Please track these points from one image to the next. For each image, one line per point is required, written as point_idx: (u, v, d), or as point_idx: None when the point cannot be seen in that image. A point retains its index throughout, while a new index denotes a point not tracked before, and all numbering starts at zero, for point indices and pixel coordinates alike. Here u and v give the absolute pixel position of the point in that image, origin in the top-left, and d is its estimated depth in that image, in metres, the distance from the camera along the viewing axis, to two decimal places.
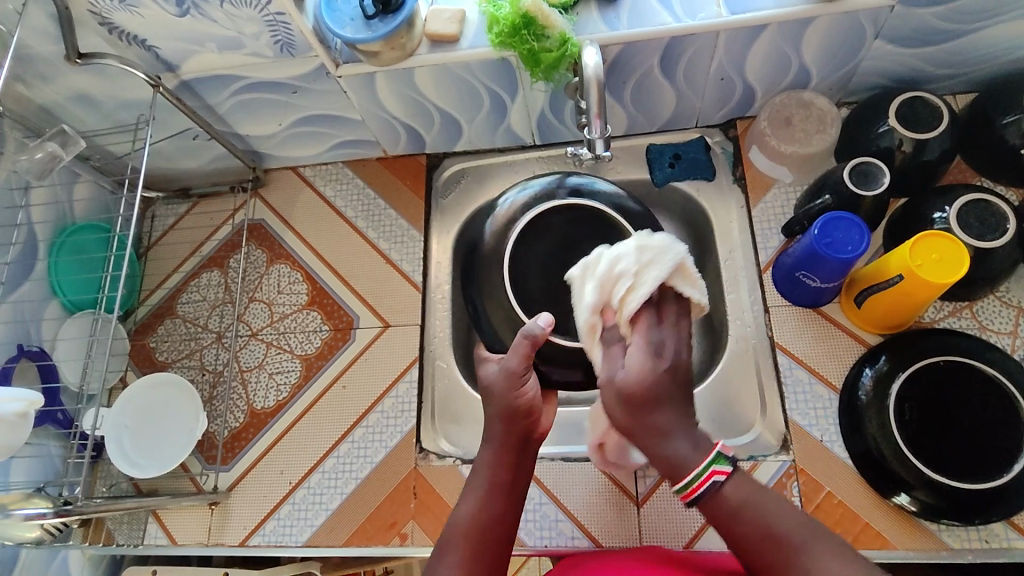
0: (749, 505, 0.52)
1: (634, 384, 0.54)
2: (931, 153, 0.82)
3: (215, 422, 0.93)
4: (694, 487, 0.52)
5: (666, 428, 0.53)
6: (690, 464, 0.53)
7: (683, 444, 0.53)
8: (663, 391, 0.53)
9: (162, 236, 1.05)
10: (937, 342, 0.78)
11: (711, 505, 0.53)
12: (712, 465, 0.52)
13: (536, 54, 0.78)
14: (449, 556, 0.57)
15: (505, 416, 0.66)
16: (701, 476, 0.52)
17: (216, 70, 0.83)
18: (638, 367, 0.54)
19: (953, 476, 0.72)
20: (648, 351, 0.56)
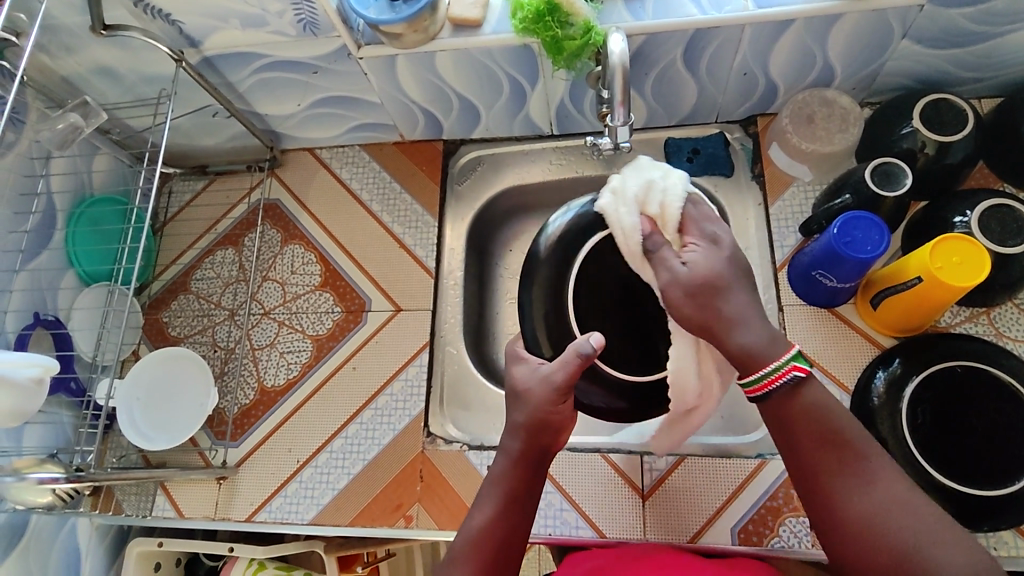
0: (825, 409, 0.56)
1: (704, 271, 0.59)
2: (955, 156, 0.81)
3: (225, 398, 0.94)
4: (766, 382, 0.55)
5: (738, 322, 0.57)
6: (767, 357, 0.56)
7: (757, 335, 0.57)
8: (730, 278, 0.59)
9: (178, 212, 1.06)
10: (952, 347, 0.78)
11: (788, 400, 0.56)
12: (792, 361, 0.56)
13: (559, 41, 0.78)
14: (459, 567, 0.59)
15: (531, 428, 0.64)
16: (781, 370, 0.55)
17: (239, 47, 0.83)
18: (704, 260, 0.59)
19: (963, 482, 0.72)
20: (710, 248, 0.60)
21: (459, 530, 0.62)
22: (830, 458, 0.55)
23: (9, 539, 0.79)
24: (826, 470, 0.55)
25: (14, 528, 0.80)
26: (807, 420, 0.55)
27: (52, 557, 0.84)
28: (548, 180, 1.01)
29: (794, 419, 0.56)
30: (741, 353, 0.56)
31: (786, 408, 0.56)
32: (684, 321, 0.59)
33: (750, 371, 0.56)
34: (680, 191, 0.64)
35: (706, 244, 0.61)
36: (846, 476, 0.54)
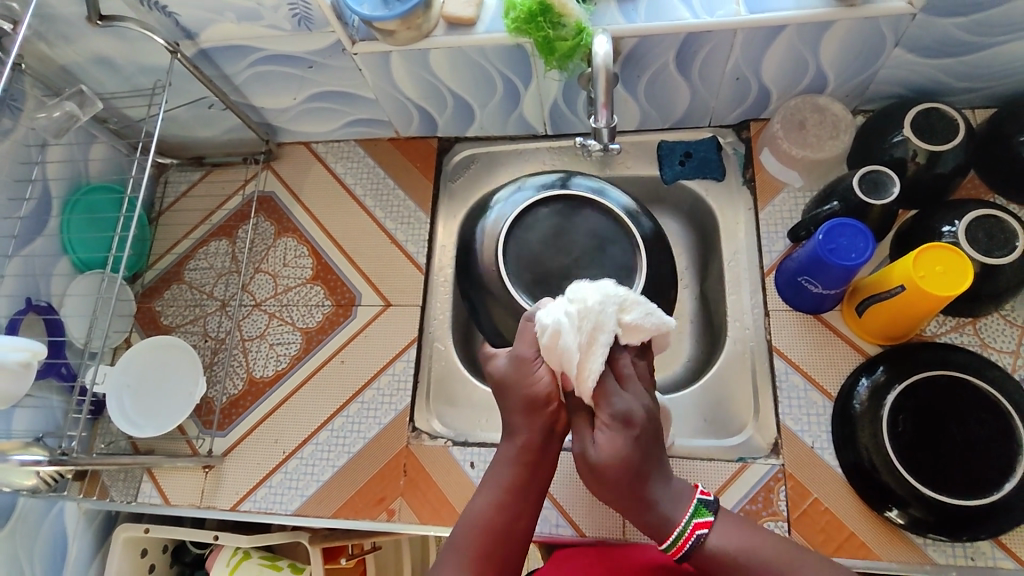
0: (734, 553, 0.58)
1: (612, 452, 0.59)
2: (945, 166, 0.81)
3: (213, 387, 0.95)
4: (681, 543, 0.60)
5: (647, 496, 0.60)
6: (674, 518, 0.60)
7: (663, 504, 0.60)
8: (640, 455, 0.60)
9: (174, 202, 1.07)
10: (936, 356, 0.78)
11: (699, 554, 0.60)
12: (694, 518, 0.60)
13: (551, 42, 0.78)
14: (458, 555, 0.61)
15: (522, 410, 0.66)
16: (686, 531, 0.60)
17: (234, 40, 0.84)
18: (610, 441, 0.59)
19: (942, 491, 0.72)
20: (618, 427, 0.60)
21: (461, 518, 0.65)
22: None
23: None
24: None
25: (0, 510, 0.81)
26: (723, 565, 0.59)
27: (38, 540, 0.85)
28: None
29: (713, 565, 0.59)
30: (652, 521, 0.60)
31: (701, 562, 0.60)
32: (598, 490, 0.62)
33: (665, 534, 0.60)
34: (598, 362, 0.62)
35: (610, 428, 0.60)
36: None
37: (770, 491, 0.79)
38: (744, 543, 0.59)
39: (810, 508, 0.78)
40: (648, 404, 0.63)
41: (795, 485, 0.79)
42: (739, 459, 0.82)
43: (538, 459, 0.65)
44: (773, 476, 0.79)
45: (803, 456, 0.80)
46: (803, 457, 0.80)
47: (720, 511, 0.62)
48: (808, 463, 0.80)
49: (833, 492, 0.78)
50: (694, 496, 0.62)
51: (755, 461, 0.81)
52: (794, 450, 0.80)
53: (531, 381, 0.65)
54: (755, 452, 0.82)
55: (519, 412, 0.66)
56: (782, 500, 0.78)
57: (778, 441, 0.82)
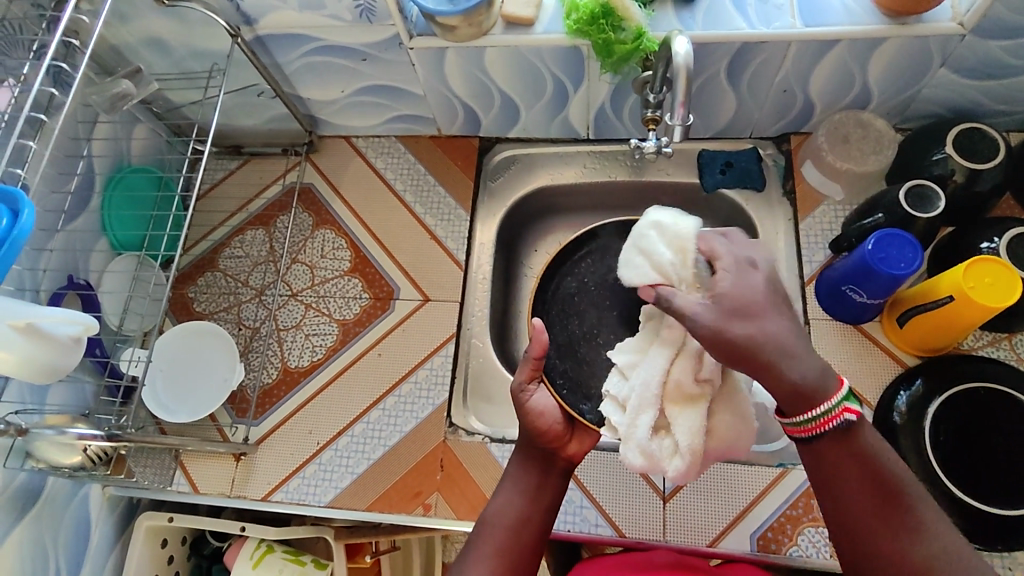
0: (874, 456, 0.56)
1: (734, 294, 0.57)
2: (983, 184, 0.82)
3: (248, 376, 0.94)
4: (827, 419, 0.55)
5: (794, 359, 0.55)
6: (823, 396, 0.55)
7: (808, 368, 0.56)
8: (763, 301, 0.57)
9: (211, 188, 1.07)
10: (976, 368, 0.80)
11: (835, 445, 0.56)
12: (842, 402, 0.55)
13: (610, 44, 0.80)
14: (480, 556, 0.62)
15: (537, 466, 0.68)
16: (830, 413, 0.55)
17: (293, 28, 0.85)
18: (733, 284, 0.58)
19: (983, 500, 0.73)
20: (742, 269, 0.59)
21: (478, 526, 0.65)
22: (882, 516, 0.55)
23: (22, 503, 0.77)
24: (863, 508, 0.55)
25: (30, 491, 0.79)
26: (855, 466, 0.56)
27: (63, 523, 0.83)
28: (581, 183, 1.02)
29: (837, 461, 0.56)
30: (759, 358, 0.55)
31: (835, 455, 0.56)
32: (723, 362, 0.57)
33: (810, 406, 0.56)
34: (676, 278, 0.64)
35: (732, 267, 0.59)
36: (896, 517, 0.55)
37: (811, 496, 0.79)
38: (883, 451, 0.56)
39: None
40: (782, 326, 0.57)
41: None
42: (780, 464, 0.82)
43: (542, 533, 0.65)
44: None
45: None
46: None
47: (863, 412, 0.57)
48: None
49: None
50: (843, 384, 0.56)
51: (796, 467, 0.82)
52: None
53: (555, 436, 0.68)
54: (796, 457, 0.83)
55: (533, 475, 0.67)
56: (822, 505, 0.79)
57: None
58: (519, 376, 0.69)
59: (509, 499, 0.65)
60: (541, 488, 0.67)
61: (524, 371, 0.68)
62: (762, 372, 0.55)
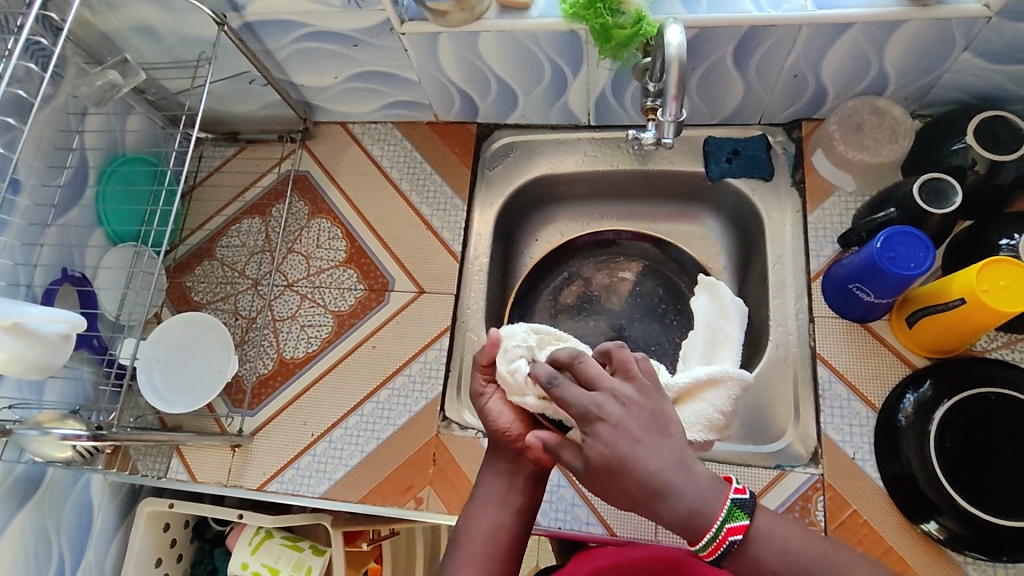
0: (775, 560, 0.53)
1: (596, 458, 0.53)
2: (1005, 178, 0.77)
3: (244, 366, 0.94)
4: (717, 545, 0.52)
5: (664, 489, 0.52)
6: (707, 516, 0.52)
7: (686, 495, 0.52)
8: (626, 452, 0.52)
9: (208, 176, 1.06)
10: (987, 373, 0.76)
11: (736, 559, 0.53)
12: (728, 522, 0.52)
13: (608, 30, 0.76)
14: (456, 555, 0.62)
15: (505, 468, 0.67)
16: (720, 535, 0.52)
17: (281, 14, 0.82)
18: (592, 450, 0.53)
19: (990, 512, 0.70)
20: (591, 428, 0.54)
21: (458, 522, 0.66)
22: None
23: (23, 490, 0.79)
24: None
25: (30, 480, 0.80)
26: (765, 574, 0.53)
27: (65, 510, 0.84)
28: (581, 171, 0.99)
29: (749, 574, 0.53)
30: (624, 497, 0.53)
31: (739, 567, 0.53)
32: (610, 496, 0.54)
33: (700, 533, 0.52)
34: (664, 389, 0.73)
35: (585, 429, 0.54)
36: None
37: (808, 500, 0.77)
38: (786, 545, 0.53)
39: (849, 520, 0.76)
40: (625, 394, 0.55)
41: (834, 496, 0.77)
42: (776, 466, 0.80)
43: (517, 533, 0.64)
44: (812, 485, 0.78)
45: (842, 467, 0.78)
46: (843, 468, 0.78)
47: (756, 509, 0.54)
48: (848, 474, 0.78)
49: (871, 506, 0.77)
50: (726, 493, 0.53)
51: (793, 469, 0.79)
52: (835, 461, 0.79)
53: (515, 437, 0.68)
54: (794, 459, 0.81)
55: (502, 477, 0.67)
56: (820, 510, 0.77)
57: (817, 450, 0.80)
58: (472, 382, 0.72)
59: (482, 503, 0.65)
60: (510, 488, 0.66)
61: (478, 375, 0.72)
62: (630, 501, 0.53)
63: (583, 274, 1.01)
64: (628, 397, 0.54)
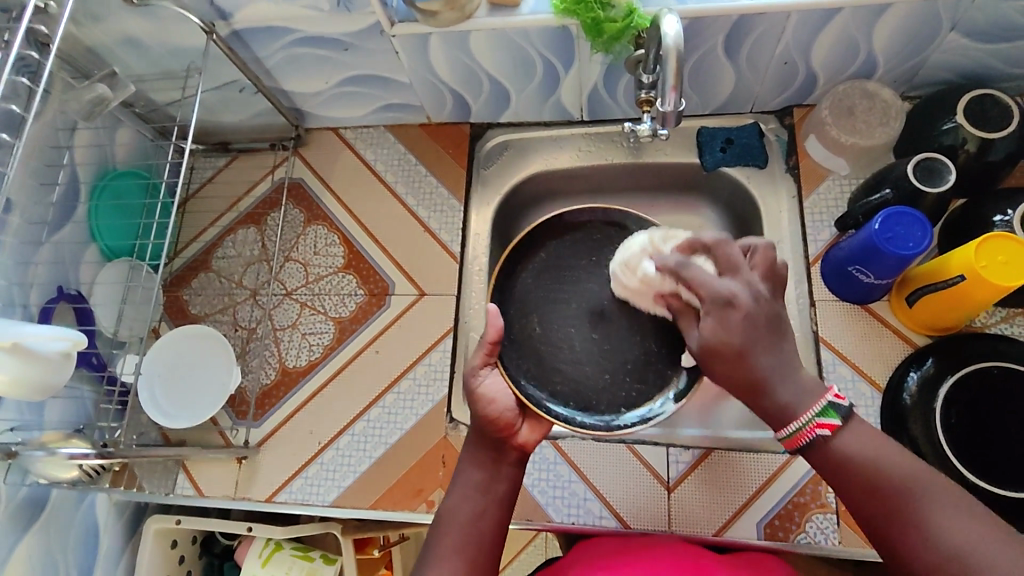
0: (856, 458, 0.52)
1: (712, 336, 0.54)
2: (996, 155, 0.78)
3: (246, 378, 0.93)
4: (800, 433, 0.53)
5: (778, 377, 0.54)
6: (799, 409, 0.53)
7: (789, 393, 0.53)
8: (742, 342, 0.53)
9: (200, 188, 1.05)
10: (988, 348, 0.77)
11: (817, 454, 0.54)
12: (817, 417, 0.53)
13: (599, 24, 0.76)
14: (437, 548, 0.60)
15: (489, 456, 0.65)
16: (806, 427, 0.53)
17: (270, 22, 0.82)
18: (712, 328, 0.54)
19: (999, 485, 0.71)
20: (719, 310, 0.54)
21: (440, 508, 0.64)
22: (879, 509, 0.51)
23: (28, 513, 0.77)
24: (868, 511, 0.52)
25: (35, 502, 0.79)
26: (846, 473, 0.52)
27: (71, 532, 0.83)
28: (577, 167, 0.99)
29: (833, 471, 0.53)
30: (731, 382, 0.54)
31: (817, 461, 0.54)
32: (721, 379, 0.55)
33: (788, 422, 0.53)
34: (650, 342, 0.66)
35: (710, 309, 0.54)
36: (908, 526, 0.50)
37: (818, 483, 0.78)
38: (873, 450, 0.52)
39: None
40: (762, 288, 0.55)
41: None
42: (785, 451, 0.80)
43: (497, 526, 0.62)
44: None
45: None
46: None
47: (851, 416, 0.54)
48: None
49: None
50: (825, 394, 0.53)
51: None
52: None
53: (504, 426, 0.66)
54: None
55: (482, 467, 0.65)
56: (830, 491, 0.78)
57: None
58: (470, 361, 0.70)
59: (464, 491, 0.63)
60: (492, 480, 0.64)
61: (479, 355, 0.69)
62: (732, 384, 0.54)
63: (566, 257, 0.80)
64: (762, 293, 0.55)
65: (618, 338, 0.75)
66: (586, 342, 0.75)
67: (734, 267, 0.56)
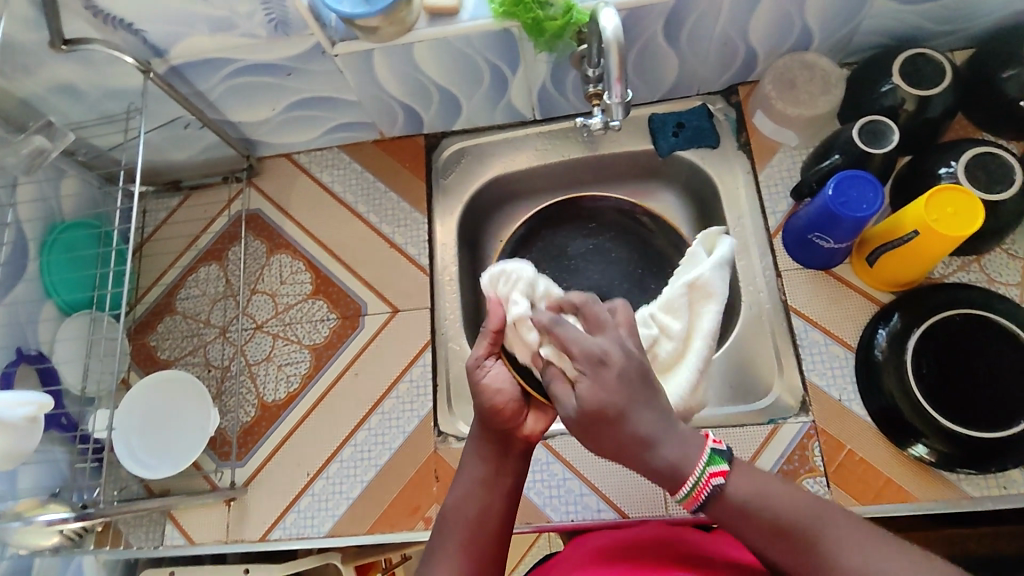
0: (753, 507, 0.49)
1: (589, 401, 0.51)
2: (934, 111, 0.81)
3: (226, 418, 0.91)
4: (698, 491, 0.50)
5: (654, 437, 0.50)
6: (687, 467, 0.50)
7: (669, 451, 0.50)
8: (622, 401, 0.50)
9: (155, 230, 1.02)
10: (949, 296, 0.79)
11: (716, 508, 0.50)
12: (707, 468, 0.50)
13: (540, 23, 0.76)
14: (439, 549, 0.59)
15: (494, 450, 0.64)
16: (700, 482, 0.50)
17: (208, 54, 0.80)
18: (589, 391, 0.51)
19: (973, 428, 0.73)
20: (592, 368, 0.51)
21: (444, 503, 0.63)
22: (787, 553, 0.49)
23: None
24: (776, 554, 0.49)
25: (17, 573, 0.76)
26: (747, 520, 0.49)
27: None
28: (535, 166, 1.00)
29: (734, 520, 0.50)
30: (616, 444, 0.51)
31: (716, 514, 0.50)
32: (603, 446, 0.52)
33: (681, 482, 0.50)
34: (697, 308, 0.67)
35: (584, 368, 0.52)
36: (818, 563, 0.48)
37: (805, 448, 0.80)
38: (767, 492, 0.50)
39: (846, 460, 0.79)
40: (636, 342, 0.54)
41: (827, 439, 0.80)
42: (770, 421, 0.82)
43: (503, 523, 0.61)
44: (805, 433, 0.80)
45: (832, 410, 0.81)
46: (832, 411, 0.81)
47: (735, 458, 0.51)
48: (837, 415, 0.80)
49: (863, 442, 0.79)
50: (705, 442, 0.51)
51: (786, 421, 0.81)
52: (824, 406, 0.81)
53: (509, 416, 0.64)
54: (785, 411, 0.82)
55: (487, 463, 0.63)
56: (817, 455, 0.79)
57: (805, 398, 0.82)
58: (473, 350, 0.66)
59: (468, 491, 0.61)
60: (497, 475, 0.63)
61: (483, 344, 0.66)
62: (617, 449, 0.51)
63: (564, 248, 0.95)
64: (634, 350, 0.53)
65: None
66: None
67: (603, 325, 0.54)
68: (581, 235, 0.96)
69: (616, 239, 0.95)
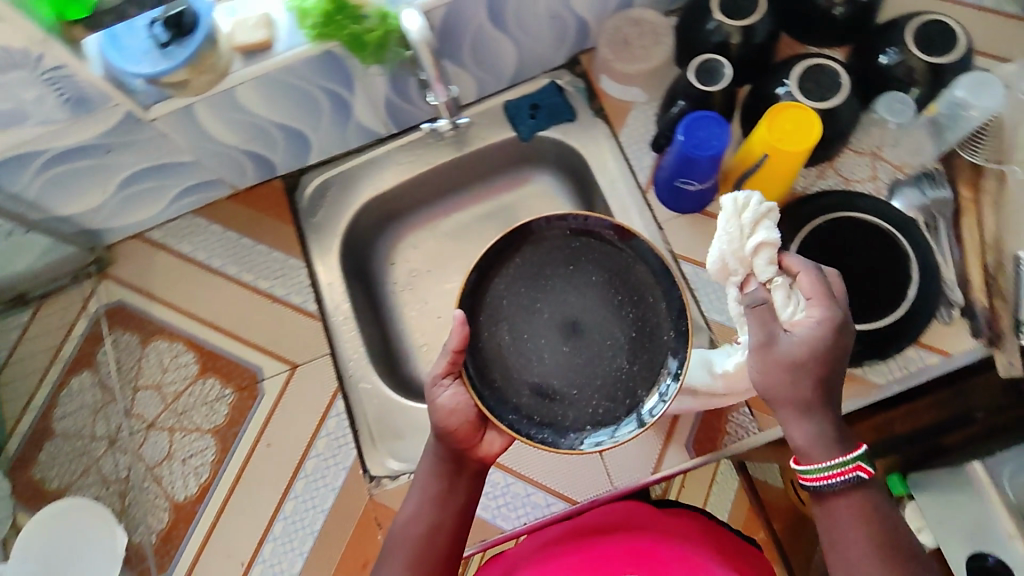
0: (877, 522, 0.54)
1: (802, 344, 0.55)
2: (760, 36, 0.83)
3: (137, 531, 0.83)
4: (823, 474, 0.55)
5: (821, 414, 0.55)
6: (829, 453, 0.55)
7: (807, 430, 0.55)
8: (816, 368, 0.54)
9: (9, 353, 0.92)
10: (816, 207, 0.84)
11: (837, 500, 0.55)
12: (856, 461, 0.54)
13: (360, 37, 0.74)
14: (392, 560, 0.62)
15: (447, 470, 0.65)
16: (843, 467, 0.54)
17: (8, 153, 0.72)
18: (811, 333, 0.55)
19: (865, 319, 0.79)
20: (826, 318, 0.56)
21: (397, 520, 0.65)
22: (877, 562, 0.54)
23: None
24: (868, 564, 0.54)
25: None
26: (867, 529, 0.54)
27: None
28: (404, 182, 0.97)
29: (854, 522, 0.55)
30: (786, 396, 0.55)
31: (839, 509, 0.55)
32: (769, 387, 0.56)
33: (820, 457, 0.55)
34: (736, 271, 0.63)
35: (818, 312, 0.56)
36: None
37: None
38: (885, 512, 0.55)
39: None
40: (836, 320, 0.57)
41: None
42: None
43: (455, 536, 0.64)
44: None
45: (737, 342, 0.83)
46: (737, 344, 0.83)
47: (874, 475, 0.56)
48: None
49: None
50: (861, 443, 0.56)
51: None
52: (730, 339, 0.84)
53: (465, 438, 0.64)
54: None
55: (439, 482, 0.65)
56: None
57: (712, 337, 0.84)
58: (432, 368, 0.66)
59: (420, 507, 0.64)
60: (448, 494, 0.64)
61: (440, 364, 0.65)
62: (783, 395, 0.56)
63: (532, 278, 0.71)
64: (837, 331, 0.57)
65: (595, 352, 0.67)
66: (556, 355, 0.67)
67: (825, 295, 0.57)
68: (561, 251, 0.70)
69: (602, 266, 0.70)
